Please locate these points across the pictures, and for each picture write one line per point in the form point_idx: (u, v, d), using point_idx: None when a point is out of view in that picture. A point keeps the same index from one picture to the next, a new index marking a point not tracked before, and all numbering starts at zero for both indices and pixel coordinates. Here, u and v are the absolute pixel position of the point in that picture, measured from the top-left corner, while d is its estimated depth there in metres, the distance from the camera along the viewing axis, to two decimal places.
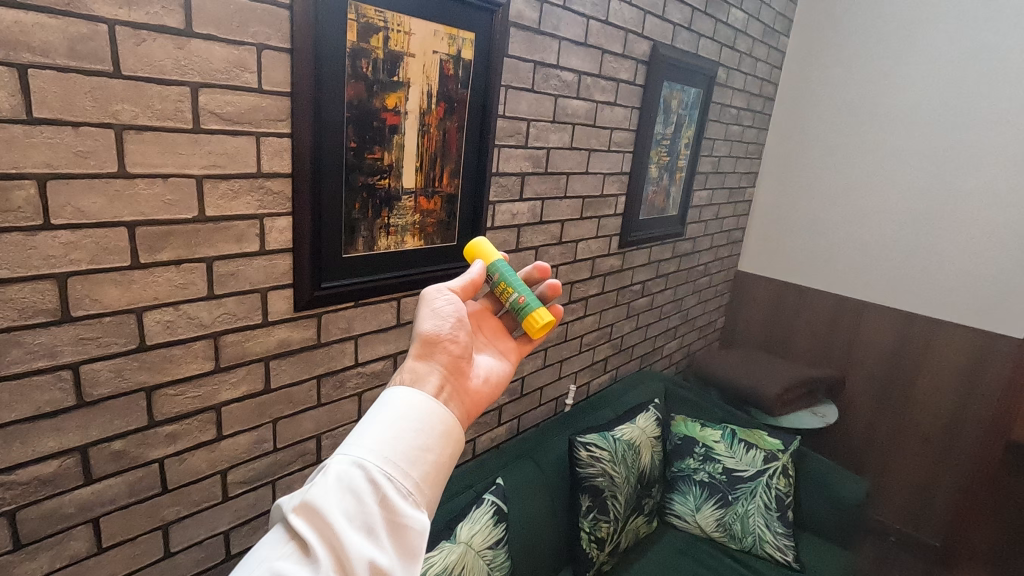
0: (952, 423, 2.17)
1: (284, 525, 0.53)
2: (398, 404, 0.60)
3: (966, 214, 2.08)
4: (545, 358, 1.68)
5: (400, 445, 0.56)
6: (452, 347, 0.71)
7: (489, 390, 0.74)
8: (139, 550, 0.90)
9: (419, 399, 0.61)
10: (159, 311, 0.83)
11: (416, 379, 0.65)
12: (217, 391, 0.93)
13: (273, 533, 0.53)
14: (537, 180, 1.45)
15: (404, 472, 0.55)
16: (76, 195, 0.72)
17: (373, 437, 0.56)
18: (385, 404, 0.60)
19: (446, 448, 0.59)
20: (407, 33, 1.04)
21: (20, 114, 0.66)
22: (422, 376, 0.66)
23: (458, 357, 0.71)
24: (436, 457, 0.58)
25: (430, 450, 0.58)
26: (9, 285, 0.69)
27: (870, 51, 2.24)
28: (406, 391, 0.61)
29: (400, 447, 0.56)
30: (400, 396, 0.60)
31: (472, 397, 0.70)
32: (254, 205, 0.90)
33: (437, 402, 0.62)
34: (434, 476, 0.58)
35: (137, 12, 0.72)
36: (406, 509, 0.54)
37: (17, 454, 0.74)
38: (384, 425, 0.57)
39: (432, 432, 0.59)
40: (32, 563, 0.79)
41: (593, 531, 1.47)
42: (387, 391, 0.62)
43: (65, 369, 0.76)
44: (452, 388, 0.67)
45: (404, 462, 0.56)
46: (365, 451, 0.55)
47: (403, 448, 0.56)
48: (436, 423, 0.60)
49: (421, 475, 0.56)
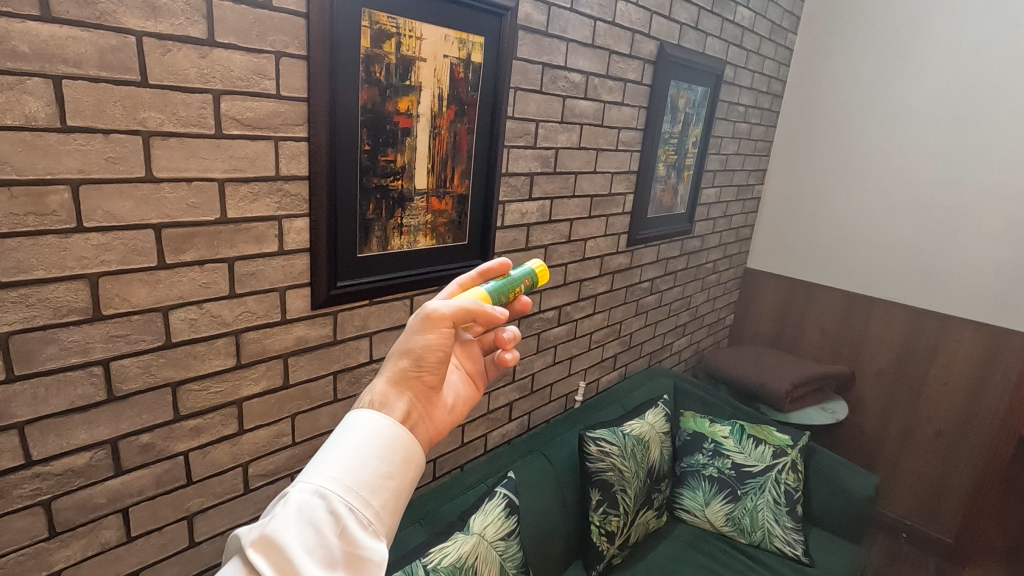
0: (963, 419, 2.17)
1: (239, 558, 0.52)
2: (362, 429, 0.59)
3: (976, 212, 2.08)
4: (555, 354, 1.71)
5: (362, 474, 0.56)
6: (431, 374, 0.69)
7: (450, 421, 0.72)
8: (167, 539, 0.94)
9: (384, 425, 0.61)
10: (184, 310, 0.87)
11: (384, 405, 0.63)
12: (239, 386, 0.97)
13: (229, 566, 0.52)
14: (546, 180, 1.47)
15: (365, 501, 0.55)
16: (107, 199, 0.76)
17: (335, 464, 0.55)
18: (347, 429, 0.59)
19: (408, 473, 0.59)
20: (419, 38, 1.07)
21: (55, 123, 0.70)
22: (391, 403, 0.64)
23: (433, 385, 0.69)
24: (397, 484, 0.58)
25: (391, 477, 0.58)
26: (46, 285, 0.73)
27: (878, 50, 2.24)
28: (371, 416, 0.60)
29: (363, 476, 0.56)
30: (366, 421, 0.60)
31: (438, 424, 0.70)
32: (273, 206, 0.93)
33: (400, 426, 0.61)
34: (394, 503, 0.58)
35: (163, 23, 0.76)
36: (366, 540, 0.54)
37: (53, 446, 0.78)
38: (345, 452, 0.56)
39: (394, 459, 0.59)
40: (66, 551, 0.83)
41: (603, 525, 1.50)
42: (352, 414, 0.61)
43: (96, 365, 0.80)
44: (418, 415, 0.66)
45: (366, 492, 0.55)
46: (325, 479, 0.54)
47: (365, 476, 0.56)
48: (400, 449, 0.59)
49: (382, 503, 0.56)
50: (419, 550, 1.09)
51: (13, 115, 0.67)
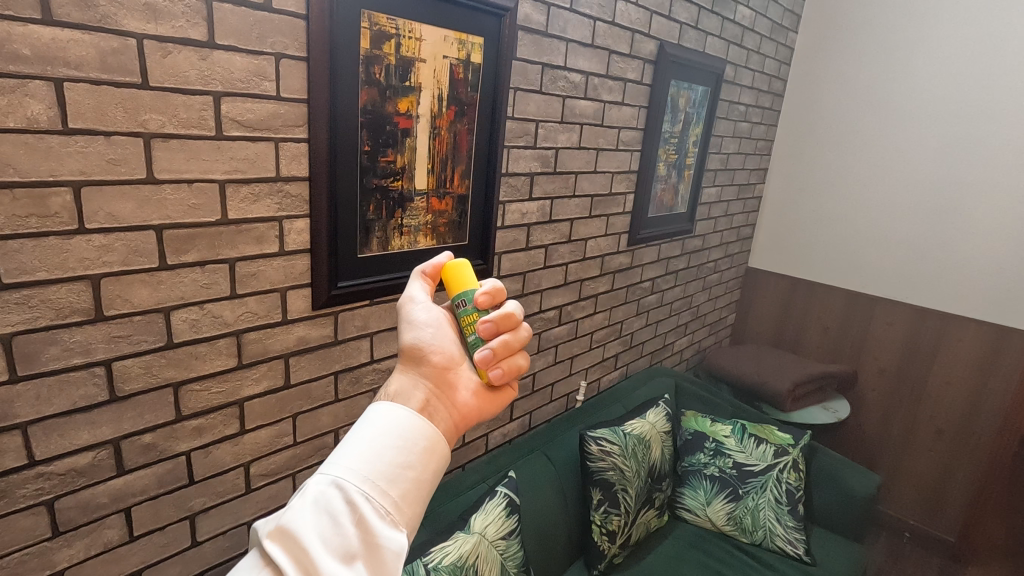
0: (966, 419, 2.16)
1: (258, 550, 0.53)
2: (379, 419, 0.60)
3: (976, 210, 2.08)
4: (556, 354, 1.71)
5: (380, 464, 0.56)
6: (437, 356, 0.72)
7: (482, 404, 0.71)
8: (168, 538, 0.94)
9: (403, 416, 0.61)
10: (185, 311, 0.87)
11: (401, 393, 0.65)
12: (240, 386, 0.97)
13: (248, 558, 0.52)
14: (546, 180, 1.47)
15: (383, 491, 0.55)
16: (109, 200, 0.76)
17: (351, 455, 0.56)
18: (367, 421, 0.59)
19: (428, 464, 0.59)
20: (418, 39, 1.07)
21: (57, 125, 0.70)
22: (405, 391, 0.66)
23: (447, 367, 0.71)
24: (416, 475, 0.58)
25: (411, 467, 0.57)
26: (48, 286, 0.74)
27: (879, 48, 2.24)
28: (390, 407, 0.61)
29: (380, 466, 0.56)
30: (385, 412, 0.60)
31: (467, 409, 0.69)
32: (274, 207, 0.94)
33: (419, 415, 0.62)
34: (414, 495, 0.57)
35: (163, 26, 0.76)
36: (383, 530, 0.53)
37: (56, 446, 0.79)
38: (363, 443, 0.57)
39: (412, 449, 0.58)
40: (69, 550, 0.83)
41: (604, 524, 1.50)
42: (373, 405, 0.62)
43: (98, 366, 0.80)
44: (436, 400, 0.67)
45: (384, 482, 0.55)
46: (342, 470, 0.55)
47: (382, 466, 0.56)
48: (419, 439, 0.59)
49: (400, 494, 0.56)
50: (420, 550, 1.09)
51: (15, 117, 0.67)
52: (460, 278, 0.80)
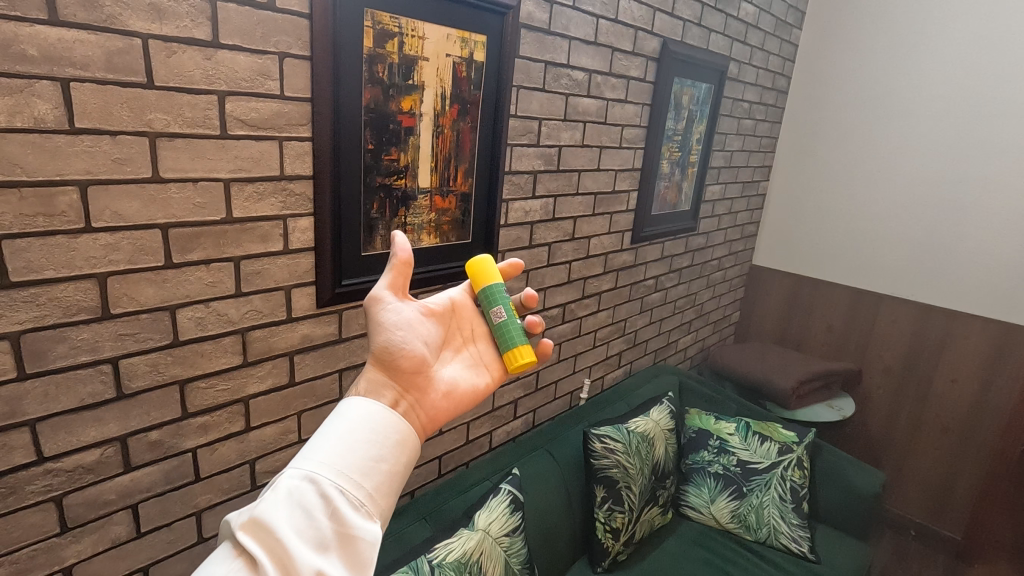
0: (972, 415, 2.15)
1: (229, 542, 0.53)
2: (352, 415, 0.61)
3: (982, 206, 2.07)
4: (559, 352, 1.71)
5: (354, 457, 0.57)
6: (407, 358, 0.72)
7: (449, 404, 0.76)
8: (176, 534, 0.95)
9: (377, 411, 0.62)
10: (191, 309, 0.88)
11: (372, 391, 0.67)
12: (246, 383, 0.98)
13: (219, 551, 0.53)
14: (549, 178, 1.48)
15: (357, 483, 0.56)
16: (114, 199, 0.77)
17: (325, 450, 0.57)
18: (341, 416, 0.61)
19: (400, 456, 0.61)
20: (421, 37, 1.08)
21: (63, 124, 0.71)
22: (377, 393, 0.67)
23: (416, 370, 0.73)
24: (389, 467, 0.59)
25: (384, 460, 0.59)
26: (56, 285, 0.74)
27: (884, 44, 2.23)
28: (364, 403, 0.62)
29: (355, 459, 0.57)
30: (359, 407, 0.62)
31: (434, 410, 0.73)
32: (279, 205, 0.94)
33: (393, 411, 0.63)
34: (387, 486, 0.59)
35: (168, 26, 0.77)
36: (357, 521, 0.54)
37: (63, 443, 0.79)
38: (336, 437, 0.58)
39: (386, 442, 0.60)
40: (77, 546, 0.84)
41: (608, 522, 1.50)
42: (346, 400, 0.63)
43: (105, 364, 0.81)
44: (407, 404, 0.69)
45: (358, 474, 0.57)
46: (315, 464, 0.56)
47: (356, 460, 0.57)
48: (392, 433, 0.61)
49: (375, 485, 0.57)
50: (425, 547, 1.09)
51: (23, 117, 0.68)
52: (485, 274, 0.87)
